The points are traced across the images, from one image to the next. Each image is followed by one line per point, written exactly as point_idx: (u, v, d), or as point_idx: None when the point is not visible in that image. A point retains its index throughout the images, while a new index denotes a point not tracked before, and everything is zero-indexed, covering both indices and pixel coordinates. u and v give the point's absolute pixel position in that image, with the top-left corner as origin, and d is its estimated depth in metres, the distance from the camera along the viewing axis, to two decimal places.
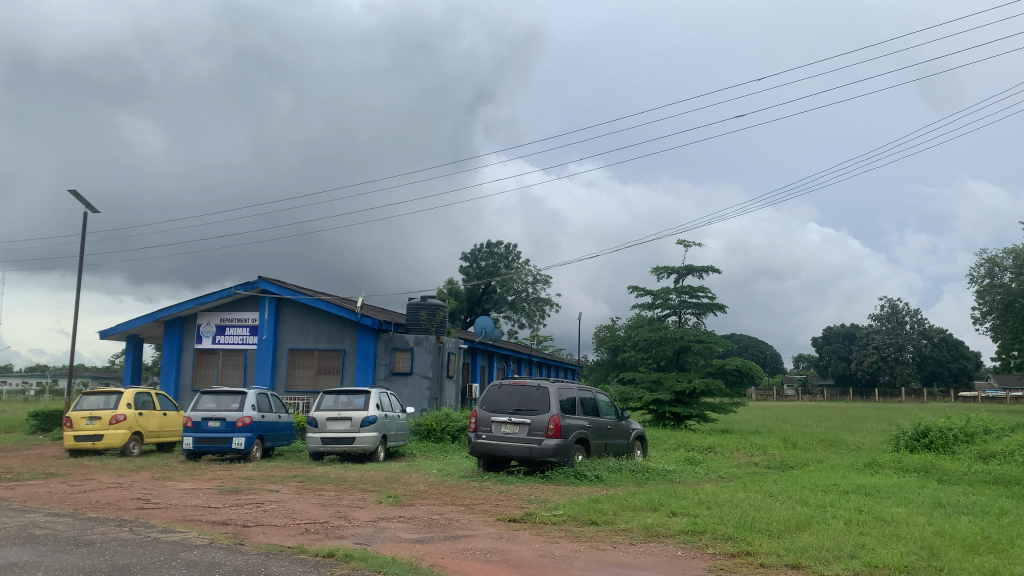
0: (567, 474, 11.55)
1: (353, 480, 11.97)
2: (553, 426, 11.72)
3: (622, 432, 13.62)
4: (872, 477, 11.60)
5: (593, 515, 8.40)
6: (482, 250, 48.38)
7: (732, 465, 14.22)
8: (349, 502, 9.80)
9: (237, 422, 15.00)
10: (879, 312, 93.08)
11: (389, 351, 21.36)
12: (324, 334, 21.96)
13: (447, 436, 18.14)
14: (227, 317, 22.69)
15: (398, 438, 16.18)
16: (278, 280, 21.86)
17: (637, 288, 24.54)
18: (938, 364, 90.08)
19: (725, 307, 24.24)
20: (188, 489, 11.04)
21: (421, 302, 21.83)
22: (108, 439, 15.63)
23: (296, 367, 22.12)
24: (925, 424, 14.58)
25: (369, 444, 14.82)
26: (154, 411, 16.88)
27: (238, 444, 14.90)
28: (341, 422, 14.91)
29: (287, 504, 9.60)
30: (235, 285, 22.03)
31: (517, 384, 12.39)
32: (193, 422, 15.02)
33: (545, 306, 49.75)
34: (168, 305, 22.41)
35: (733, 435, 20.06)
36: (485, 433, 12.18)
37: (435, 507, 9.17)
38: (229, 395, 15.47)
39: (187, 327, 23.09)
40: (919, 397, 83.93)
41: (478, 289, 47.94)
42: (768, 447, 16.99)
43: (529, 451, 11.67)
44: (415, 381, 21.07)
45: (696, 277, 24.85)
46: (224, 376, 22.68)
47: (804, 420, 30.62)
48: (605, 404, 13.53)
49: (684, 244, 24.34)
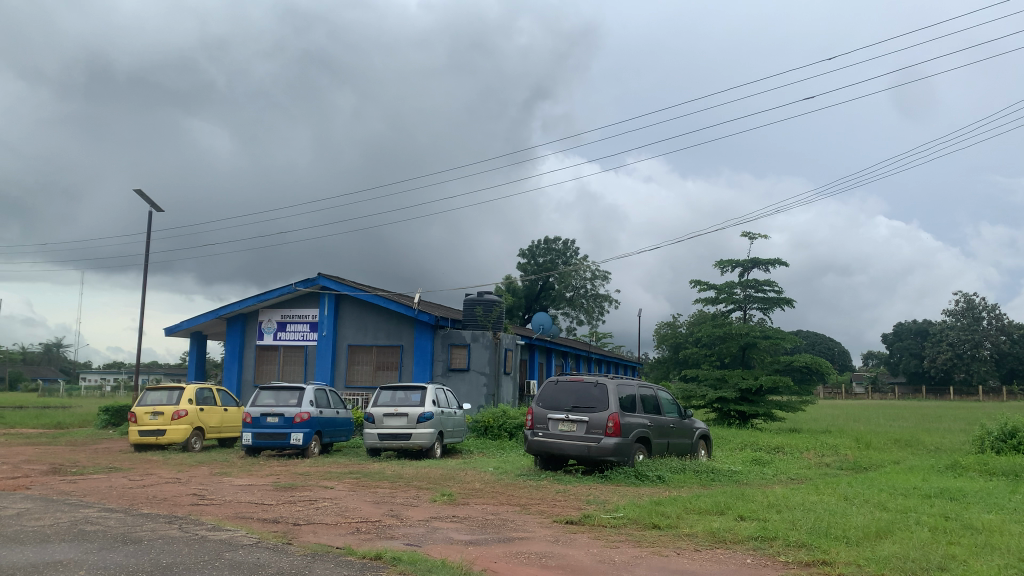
0: (627, 474, 11.11)
1: (408, 477, 11.76)
2: (612, 424, 11.30)
3: (684, 430, 13.10)
4: (957, 480, 10.81)
5: (655, 518, 7.96)
6: (540, 246, 48.02)
7: (802, 466, 13.52)
8: (403, 500, 9.59)
9: (295, 417, 15.03)
10: (955, 306, 89.20)
11: (446, 348, 21.19)
12: (382, 330, 21.96)
13: (504, 434, 17.86)
14: (287, 313, 22.92)
15: (455, 435, 15.96)
16: (336, 276, 21.96)
17: (700, 282, 23.82)
18: (1019, 361, 85.81)
19: (792, 301, 23.32)
20: (245, 485, 11.02)
21: (478, 298, 21.85)
22: (171, 434, 15.88)
23: (355, 364, 22.17)
24: (1013, 423, 13.59)
25: (426, 441, 14.65)
26: (215, 407, 17.11)
27: (296, 440, 14.93)
28: (397, 418, 14.78)
29: (340, 502, 9.44)
30: (294, 282, 22.21)
31: (574, 381, 12.01)
32: (252, 417, 15.10)
33: (604, 301, 49.11)
34: (231, 302, 22.76)
35: (803, 435, 19.23)
36: (542, 431, 11.83)
37: (489, 507, 8.87)
38: (288, 391, 15.52)
39: (248, 323, 23.41)
40: (999, 396, 80.07)
41: (537, 286, 47.61)
42: (840, 447, 16.16)
43: (588, 450, 11.28)
44: (472, 377, 20.86)
45: (761, 271, 23.98)
46: (285, 372, 22.91)
47: (876, 419, 29.33)
48: (666, 401, 13.04)
49: (749, 236, 23.52)
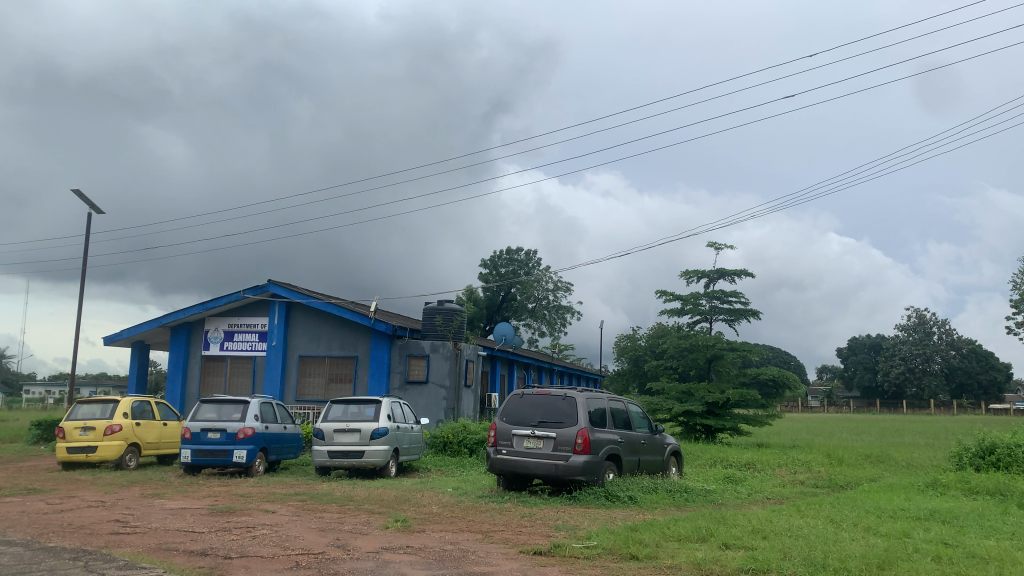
0: (597, 495, 10.33)
1: (359, 499, 10.81)
2: (581, 440, 10.52)
3: (655, 447, 12.38)
4: (942, 500, 10.26)
5: (633, 548, 7.18)
6: (501, 257, 47.22)
7: (777, 485, 12.90)
8: (352, 526, 8.65)
9: (238, 433, 13.95)
10: (907, 321, 90.95)
11: (404, 359, 20.25)
12: (336, 340, 20.92)
13: (464, 450, 16.97)
14: (235, 322, 21.74)
15: (411, 452, 15.02)
16: (288, 284, 20.87)
17: (666, 293, 23.28)
18: (968, 375, 87.76)
19: (760, 313, 22.90)
20: (177, 509, 9.96)
21: (438, 307, 20.99)
22: (103, 451, 14.64)
23: (306, 375, 21.07)
24: (992, 439, 13.18)
25: (380, 459, 13.70)
26: (153, 421, 15.91)
27: (239, 458, 13.84)
28: (349, 434, 13.80)
29: (281, 529, 8.47)
30: (243, 288, 21.05)
31: (540, 395, 11.22)
32: (191, 433, 13.96)
33: (566, 313, 48.48)
34: (174, 310, 21.48)
35: (772, 449, 18.72)
36: (505, 448, 11.00)
37: (447, 535, 7.99)
38: (232, 404, 14.42)
39: (194, 332, 22.14)
40: (950, 410, 81.53)
41: (498, 297, 46.78)
42: (812, 464, 15.63)
43: (555, 469, 10.48)
44: (431, 391, 19.91)
45: (728, 282, 23.55)
46: (232, 384, 21.67)
47: (839, 433, 29.05)
48: (636, 415, 12.33)
49: (715, 246, 23.10)
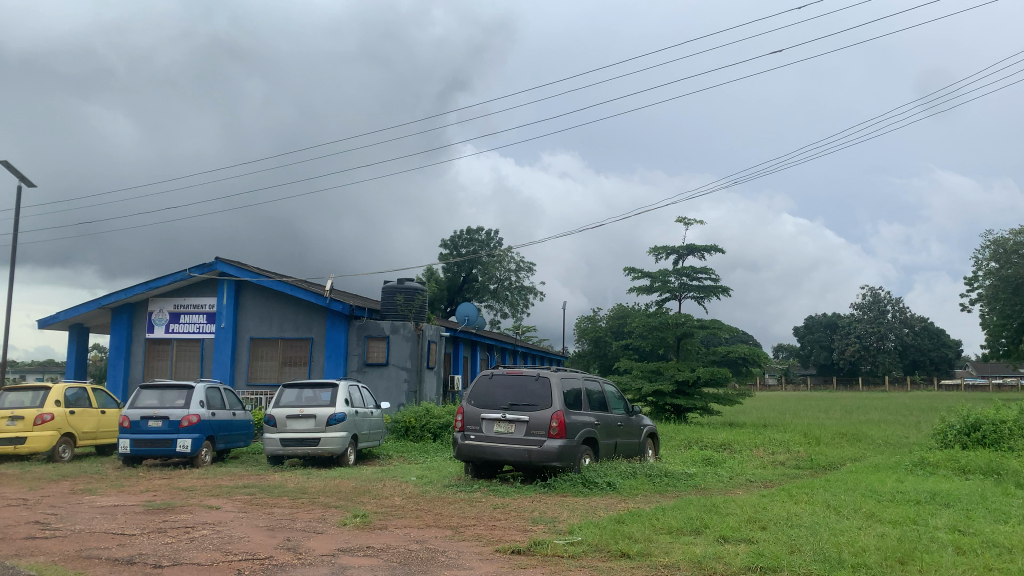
0: (573, 482, 9.58)
1: (314, 491, 9.88)
2: (556, 424, 9.74)
3: (632, 429, 11.67)
4: (936, 481, 9.72)
5: (622, 544, 6.40)
6: (462, 237, 46.16)
7: (757, 467, 12.32)
8: (304, 524, 7.71)
9: (182, 421, 12.87)
10: (861, 300, 92.56)
11: (362, 340, 19.24)
12: (290, 322, 19.82)
13: (427, 435, 16.10)
14: (181, 303, 20.47)
15: (371, 438, 14.12)
16: (237, 261, 19.64)
17: (634, 270, 22.61)
18: (919, 352, 89.65)
19: (730, 290, 22.36)
20: (108, 506, 8.90)
21: (398, 286, 19.93)
22: (32, 443, 13.43)
23: (259, 359, 19.95)
24: (976, 416, 12.77)
25: (337, 446, 12.77)
26: (89, 409, 14.70)
27: (183, 447, 12.78)
28: (303, 421, 12.81)
29: (224, 529, 7.50)
30: (189, 267, 19.77)
31: (510, 375, 10.40)
32: (130, 422, 12.82)
33: (529, 294, 47.70)
34: (115, 290, 20.09)
35: (746, 430, 18.21)
36: (474, 433, 10.17)
37: (412, 532, 7.13)
38: (175, 390, 13.31)
39: (137, 314, 20.79)
40: (902, 386, 83.22)
41: (459, 278, 46.03)
42: (790, 444, 15.12)
43: (528, 455, 9.69)
44: (392, 373, 18.96)
45: (697, 258, 22.96)
46: (179, 368, 20.44)
47: (806, 411, 28.88)
48: (612, 396, 11.59)
49: (685, 221, 22.48)
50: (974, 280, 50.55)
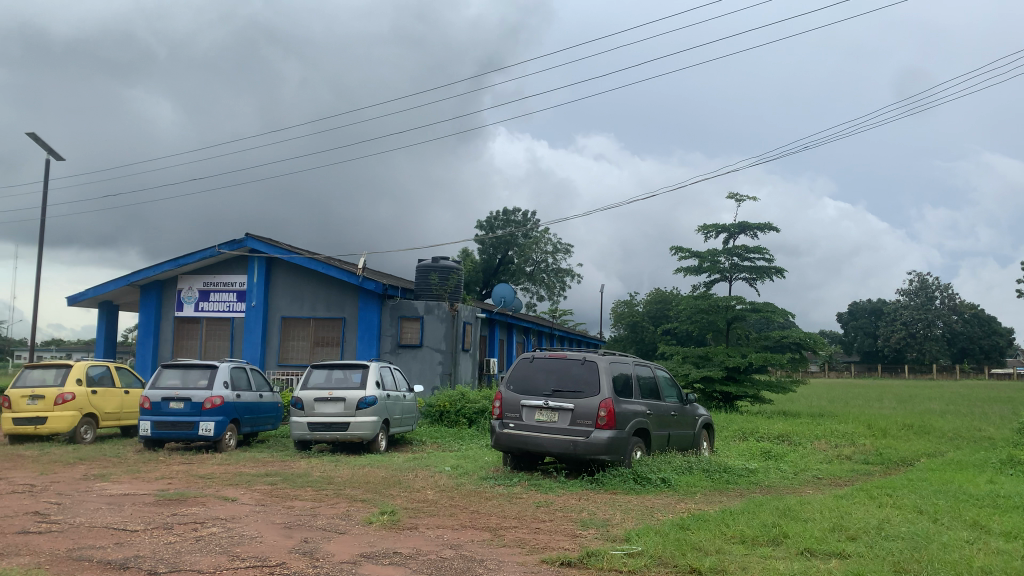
0: (623, 478, 8.64)
1: (340, 482, 9.09)
2: (605, 414, 8.79)
3: (686, 419, 10.67)
4: None
5: (690, 558, 5.44)
6: (499, 218, 45.18)
7: (823, 462, 11.25)
8: (325, 522, 6.90)
9: (204, 403, 12.21)
10: (908, 286, 89.72)
11: (396, 321, 18.46)
12: (322, 301, 19.13)
13: (462, 420, 15.28)
14: (211, 281, 19.91)
15: (403, 423, 13.32)
16: (267, 238, 18.97)
17: (681, 250, 21.46)
18: (969, 340, 86.61)
19: (784, 271, 21.14)
20: (117, 495, 8.19)
21: (432, 264, 19.13)
22: (53, 423, 12.91)
23: (289, 339, 19.33)
24: None
25: (367, 432, 11.99)
26: (113, 389, 14.15)
27: (206, 431, 12.14)
28: (332, 405, 12.06)
29: (236, 527, 6.70)
30: (218, 244, 19.14)
31: (553, 358, 9.46)
32: (151, 403, 12.19)
33: (565, 276, 46.66)
34: (144, 267, 19.59)
35: (802, 419, 17.06)
36: (513, 421, 9.26)
37: (446, 535, 6.26)
38: (198, 369, 12.64)
39: (166, 292, 20.29)
40: (951, 375, 80.48)
41: (495, 260, 45.07)
42: (853, 436, 13.97)
43: (573, 447, 8.76)
44: (426, 355, 18.18)
45: (748, 238, 21.72)
46: (208, 348, 19.92)
47: (857, 399, 27.54)
48: (664, 382, 10.61)
49: (736, 198, 21.25)
50: None
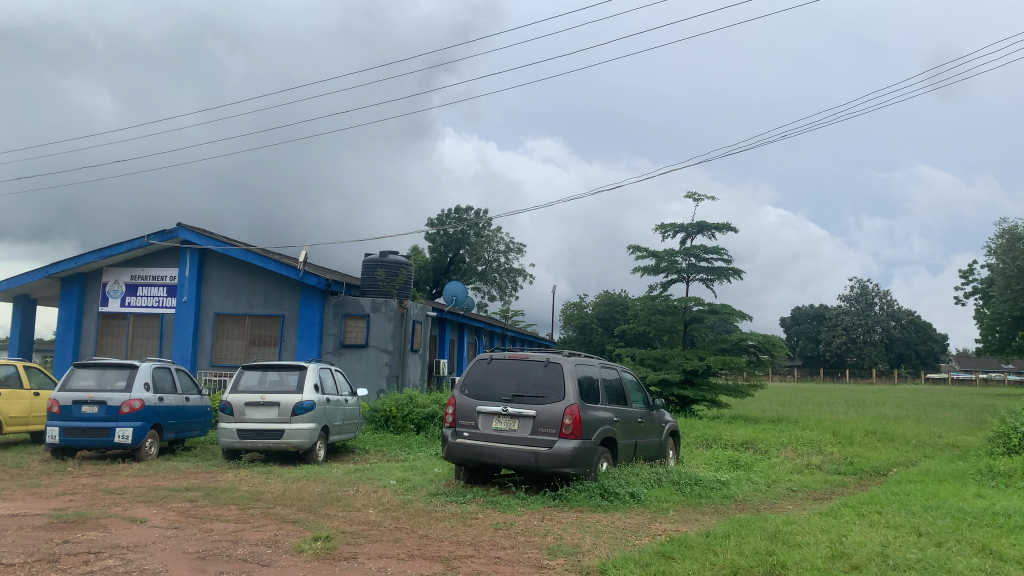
0: (589, 493, 7.79)
1: (271, 498, 8.02)
2: (570, 421, 7.94)
3: (652, 427, 9.88)
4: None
5: None
6: (449, 216, 44.10)
7: (794, 472, 10.59)
8: (247, 550, 5.87)
9: (121, 407, 10.95)
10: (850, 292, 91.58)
11: (339, 319, 17.33)
12: (260, 297, 17.88)
13: (409, 426, 14.28)
14: (139, 275, 18.46)
15: (345, 430, 12.26)
16: (201, 228, 17.62)
17: (638, 249, 20.83)
18: (906, 346, 88.81)
19: (741, 272, 20.68)
20: (2, 517, 6.98)
21: (380, 259, 18.15)
22: None
23: (224, 337, 18.00)
24: None
25: (304, 440, 10.90)
26: (20, 391, 12.73)
27: (123, 437, 10.87)
28: (265, 409, 10.93)
29: (139, 558, 5.62)
30: (147, 234, 17.72)
31: (512, 360, 8.57)
32: (60, 407, 10.88)
33: (517, 277, 45.85)
34: (64, 258, 18.04)
35: (762, 425, 16.54)
36: (468, 430, 8.34)
37: (390, 569, 5.29)
38: (116, 369, 11.37)
39: (89, 285, 18.75)
40: (889, 379, 82.23)
41: (445, 259, 43.97)
42: (819, 443, 13.40)
43: (534, 459, 7.88)
44: (372, 356, 17.10)
45: (706, 238, 21.21)
46: (135, 346, 18.45)
47: (809, 404, 27.28)
48: (630, 385, 9.81)
49: (694, 197, 20.73)
50: (970, 273, 49.49)
